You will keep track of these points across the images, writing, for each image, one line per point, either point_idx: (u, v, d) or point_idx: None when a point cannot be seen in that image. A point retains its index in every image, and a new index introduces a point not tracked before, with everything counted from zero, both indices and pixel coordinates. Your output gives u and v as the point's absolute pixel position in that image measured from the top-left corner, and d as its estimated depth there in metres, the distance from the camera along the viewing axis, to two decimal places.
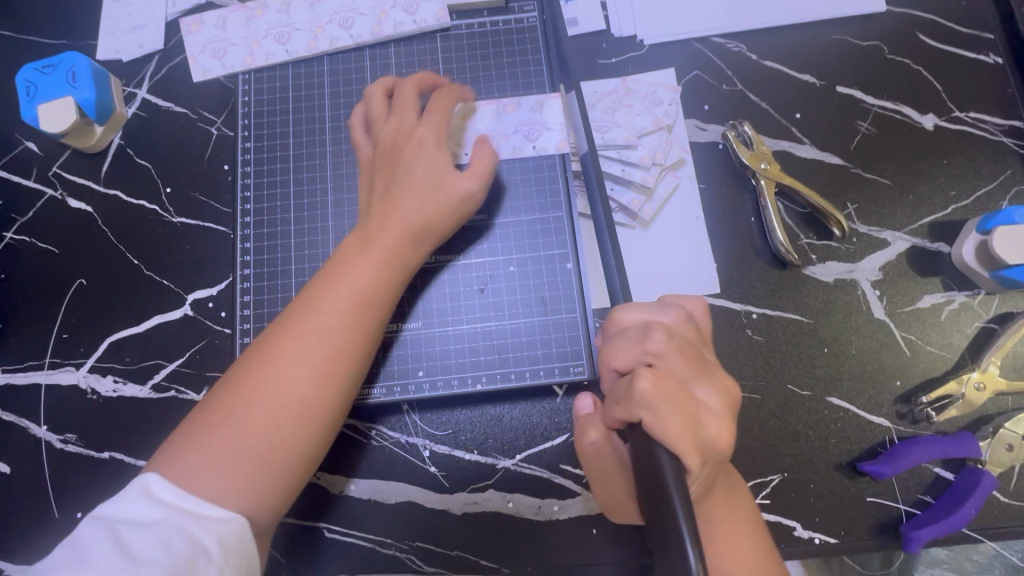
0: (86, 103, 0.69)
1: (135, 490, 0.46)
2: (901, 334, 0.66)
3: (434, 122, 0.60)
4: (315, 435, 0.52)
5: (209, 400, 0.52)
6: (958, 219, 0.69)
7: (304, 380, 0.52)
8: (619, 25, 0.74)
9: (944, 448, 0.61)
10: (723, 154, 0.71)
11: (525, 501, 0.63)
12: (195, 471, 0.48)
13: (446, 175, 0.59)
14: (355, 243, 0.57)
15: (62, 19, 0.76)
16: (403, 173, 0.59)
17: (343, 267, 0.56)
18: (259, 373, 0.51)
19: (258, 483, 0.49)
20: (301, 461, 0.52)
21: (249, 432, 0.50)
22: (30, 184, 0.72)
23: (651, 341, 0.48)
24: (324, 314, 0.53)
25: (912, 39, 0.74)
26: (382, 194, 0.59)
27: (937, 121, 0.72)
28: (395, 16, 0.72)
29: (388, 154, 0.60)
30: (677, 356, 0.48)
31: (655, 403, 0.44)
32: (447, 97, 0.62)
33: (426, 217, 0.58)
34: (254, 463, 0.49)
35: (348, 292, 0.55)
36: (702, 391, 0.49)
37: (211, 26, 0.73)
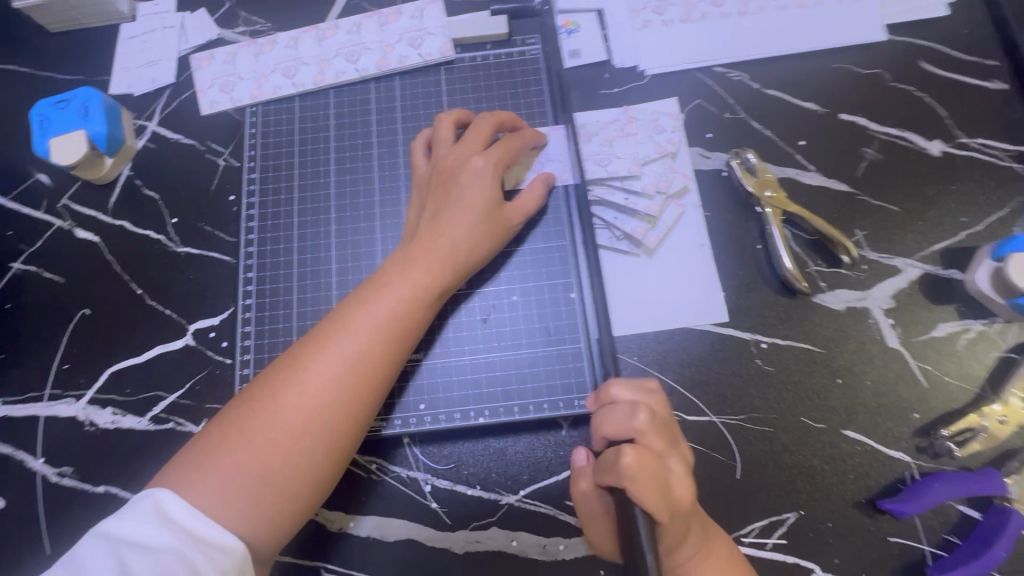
0: (97, 136, 0.70)
1: (147, 510, 0.45)
2: (917, 364, 0.64)
3: (497, 155, 0.61)
4: (334, 463, 0.51)
5: (233, 411, 0.51)
6: (970, 246, 0.68)
7: (329, 402, 0.51)
8: (621, 56, 0.75)
9: (967, 486, 0.58)
10: (727, 182, 0.70)
11: (529, 539, 0.60)
12: (212, 488, 0.47)
13: (500, 212, 0.61)
14: (397, 263, 0.57)
15: (78, 56, 0.78)
16: (454, 198, 0.59)
17: (381, 288, 0.56)
18: (287, 391, 0.51)
19: (272, 508, 0.48)
20: (316, 488, 0.51)
21: (269, 447, 0.49)
22: (39, 215, 0.73)
23: (635, 418, 0.49)
24: (358, 336, 0.53)
25: (914, 67, 0.74)
26: (431, 217, 0.59)
27: (944, 148, 0.71)
28: (400, 50, 0.73)
29: (442, 177, 0.60)
30: (658, 432, 0.49)
31: (641, 479, 0.45)
32: (521, 141, 0.64)
33: (470, 246, 0.59)
34: (270, 481, 0.48)
35: (383, 313, 0.54)
36: (673, 460, 0.49)
37: (220, 61, 0.75)
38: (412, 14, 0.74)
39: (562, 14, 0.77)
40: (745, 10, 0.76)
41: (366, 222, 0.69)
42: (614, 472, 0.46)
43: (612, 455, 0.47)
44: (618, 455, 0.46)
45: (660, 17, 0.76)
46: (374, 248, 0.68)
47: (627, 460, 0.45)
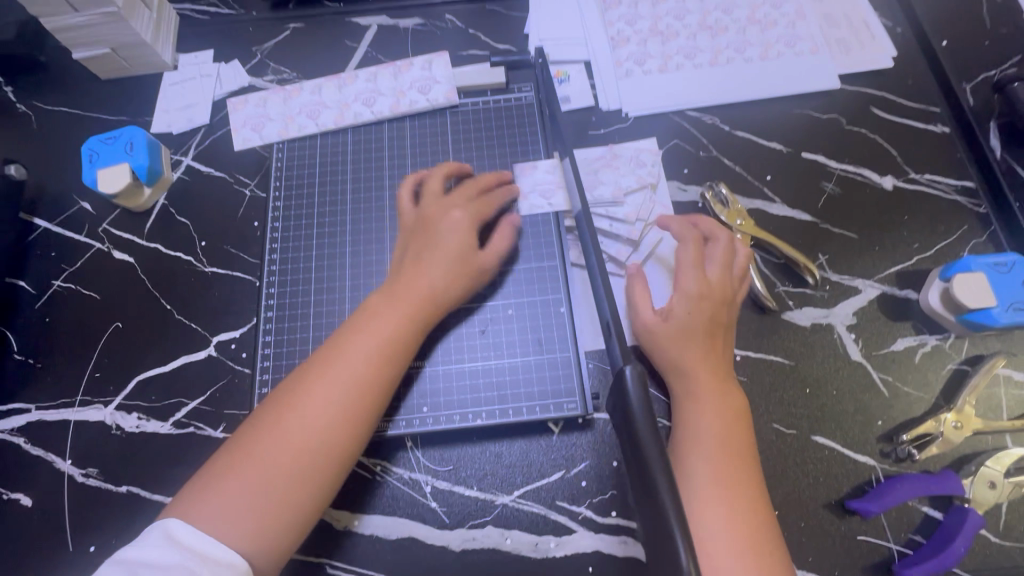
0: (139, 168, 0.79)
1: (156, 538, 0.50)
2: (879, 375, 0.69)
3: (473, 210, 0.69)
4: (333, 479, 0.57)
5: (242, 435, 0.57)
6: (923, 269, 0.75)
7: (328, 424, 0.56)
8: (606, 101, 0.85)
9: (928, 486, 0.62)
10: (701, 212, 0.78)
11: (522, 538, 0.64)
12: (222, 505, 0.52)
13: (473, 257, 0.67)
14: (386, 298, 0.64)
15: (125, 101, 0.88)
16: (433, 243, 0.66)
17: (374, 320, 0.62)
18: (290, 415, 0.56)
19: (277, 523, 0.53)
20: (318, 502, 0.56)
21: (269, 469, 0.54)
22: (80, 238, 0.80)
23: (712, 248, 0.69)
24: (352, 362, 0.59)
25: (866, 112, 0.84)
26: (412, 259, 0.66)
27: (895, 182, 0.80)
28: (410, 96, 0.83)
29: (425, 224, 0.68)
30: (722, 248, 0.68)
31: (700, 280, 0.66)
32: (494, 198, 0.72)
33: (446, 285, 0.65)
34: (271, 499, 0.53)
35: (370, 342, 0.60)
36: (721, 274, 0.67)
37: (253, 105, 0.84)
38: (423, 65, 0.84)
39: (554, 65, 0.87)
40: (715, 62, 0.87)
41: (378, 245, 0.77)
42: (699, 289, 0.66)
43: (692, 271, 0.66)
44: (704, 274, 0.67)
45: (640, 68, 0.86)
46: (384, 269, 0.76)
47: (710, 273, 0.67)
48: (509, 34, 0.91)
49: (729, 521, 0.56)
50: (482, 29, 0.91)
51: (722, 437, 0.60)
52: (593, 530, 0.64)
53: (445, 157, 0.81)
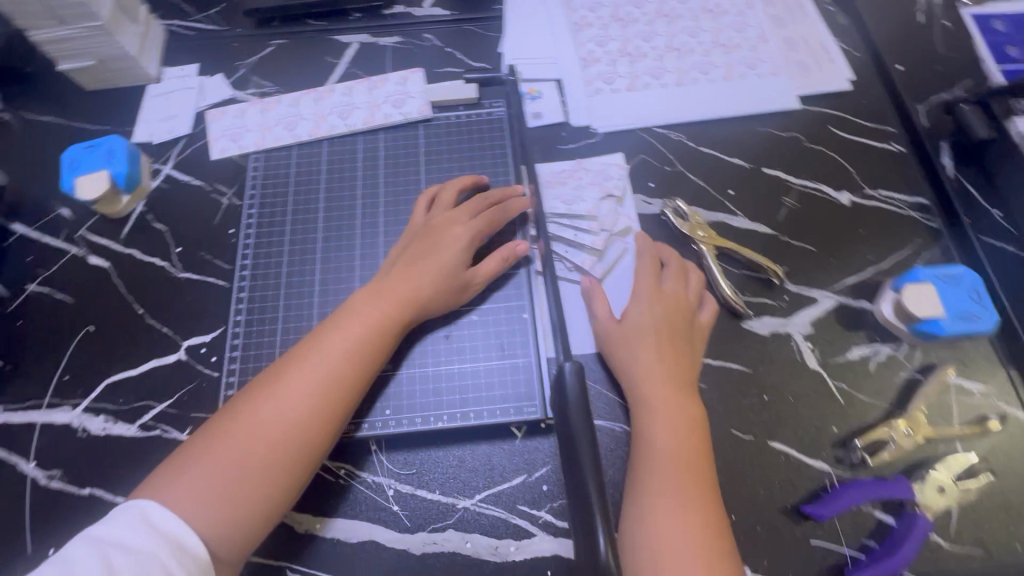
0: (118, 175, 0.81)
1: (132, 517, 0.51)
2: (834, 383, 0.71)
3: (478, 226, 0.72)
4: (304, 470, 0.57)
5: (216, 423, 0.58)
6: (877, 280, 0.77)
7: (303, 415, 0.57)
8: (576, 117, 0.88)
9: (877, 490, 0.64)
10: (664, 224, 0.81)
11: (482, 542, 0.65)
12: (191, 492, 0.53)
13: (463, 274, 0.70)
14: (369, 295, 0.66)
15: (108, 111, 0.91)
16: (433, 251, 0.69)
17: (354, 316, 0.64)
18: (266, 404, 0.57)
19: (244, 512, 0.54)
20: (288, 493, 0.57)
21: (246, 454, 0.55)
22: (57, 243, 0.82)
23: (670, 265, 0.75)
24: (332, 356, 0.60)
25: (824, 131, 0.87)
26: (407, 264, 0.69)
27: (852, 197, 0.83)
28: (385, 109, 0.86)
29: (428, 233, 0.71)
30: (677, 264, 0.75)
31: (655, 287, 0.72)
32: (503, 214, 0.74)
33: (436, 291, 0.68)
34: (245, 488, 0.54)
35: (351, 337, 0.62)
36: (676, 284, 0.73)
37: (231, 116, 0.87)
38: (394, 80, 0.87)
39: (526, 82, 0.90)
40: (680, 81, 0.90)
41: (349, 253, 0.79)
42: (654, 294, 0.71)
43: (646, 281, 0.73)
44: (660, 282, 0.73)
45: (609, 86, 0.90)
46: (355, 276, 0.77)
47: (666, 283, 0.73)
48: (484, 53, 0.94)
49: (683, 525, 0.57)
50: (459, 48, 0.95)
51: (675, 446, 0.62)
52: (552, 534, 0.64)
53: (418, 168, 0.84)
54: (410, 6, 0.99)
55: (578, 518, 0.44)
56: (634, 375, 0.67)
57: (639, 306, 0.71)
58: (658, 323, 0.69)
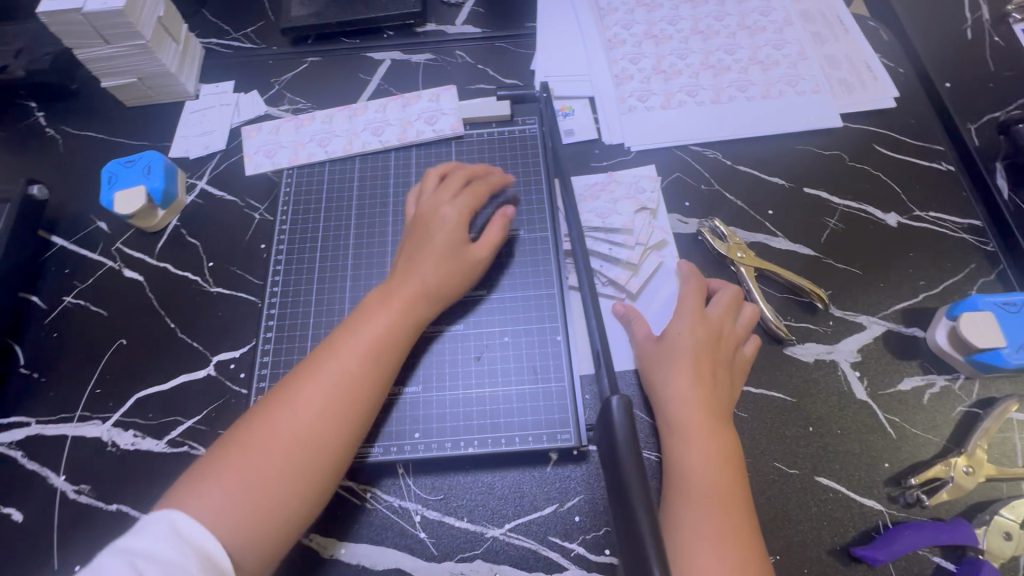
0: (154, 191, 0.82)
1: (157, 527, 0.48)
2: (885, 415, 0.67)
3: (464, 203, 0.70)
4: (324, 478, 0.56)
5: (232, 433, 0.57)
6: (929, 307, 0.73)
7: (319, 420, 0.57)
8: (609, 135, 0.86)
9: (938, 534, 0.60)
10: (701, 245, 0.78)
11: (512, 574, 0.62)
12: (207, 504, 0.52)
13: (464, 251, 0.69)
14: (380, 296, 0.65)
15: (147, 127, 0.93)
16: (426, 242, 0.68)
17: (368, 317, 0.63)
18: (281, 411, 0.57)
19: (263, 524, 0.52)
20: (308, 502, 0.55)
21: (267, 464, 0.54)
22: (94, 256, 0.83)
23: (718, 294, 0.70)
24: (345, 358, 0.60)
25: (869, 150, 0.84)
26: (407, 258, 0.68)
27: (900, 219, 0.79)
28: (417, 127, 0.86)
29: (420, 223, 0.70)
30: (727, 292, 0.70)
31: (700, 312, 0.68)
32: (488, 186, 0.74)
33: (440, 282, 0.66)
34: (266, 499, 0.53)
35: (363, 340, 0.61)
36: (723, 311, 0.68)
37: (266, 132, 0.88)
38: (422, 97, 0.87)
39: (559, 100, 0.90)
40: (717, 99, 0.88)
41: (379, 270, 0.78)
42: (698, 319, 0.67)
43: (691, 305, 0.69)
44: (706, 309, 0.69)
45: (643, 103, 0.88)
46: None
47: (714, 310, 0.68)
48: (516, 70, 0.94)
49: (729, 562, 0.53)
50: (491, 65, 0.94)
51: (713, 479, 0.58)
52: (586, 569, 0.62)
53: None
54: (443, 24, 0.99)
55: (627, 554, 0.41)
56: (668, 401, 0.63)
57: (679, 330, 0.67)
58: (700, 350, 0.65)
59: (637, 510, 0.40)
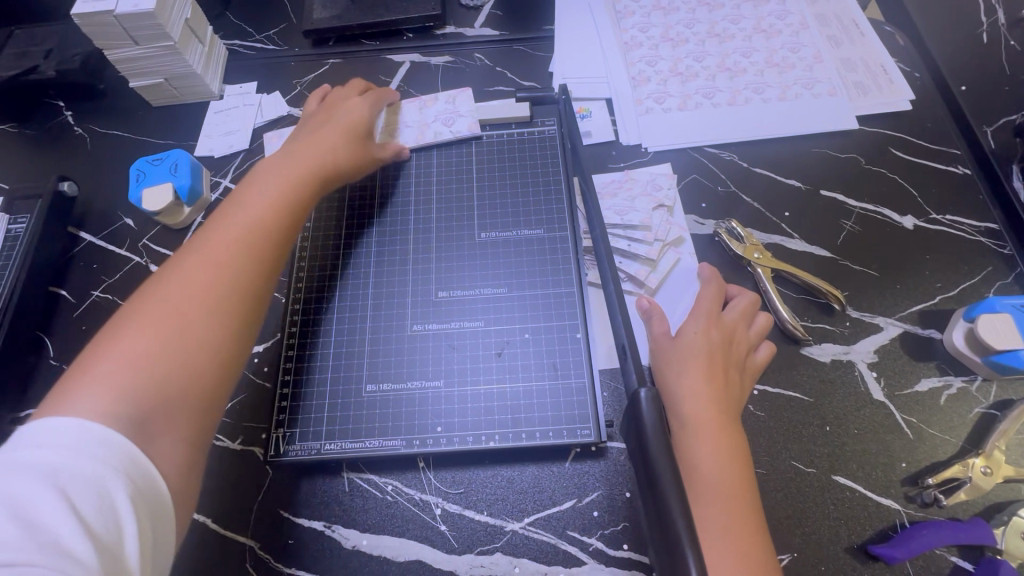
0: (181, 189, 0.83)
1: (49, 446, 0.43)
2: (902, 416, 0.68)
3: (370, 99, 0.84)
4: (221, 336, 0.56)
5: (127, 303, 0.56)
6: (947, 309, 0.74)
7: (215, 280, 0.58)
8: (626, 136, 0.87)
9: (956, 534, 0.60)
10: (717, 246, 0.79)
11: (531, 567, 0.63)
12: (107, 364, 0.51)
13: (365, 142, 0.79)
14: (252, 181, 0.69)
15: (174, 127, 0.95)
16: (331, 122, 0.79)
17: (243, 197, 0.67)
18: (178, 274, 0.58)
19: (158, 378, 0.52)
20: (204, 357, 0.55)
21: (180, 301, 0.56)
22: (122, 252, 0.85)
23: (737, 299, 0.70)
24: (234, 226, 0.62)
25: (886, 153, 0.85)
26: (303, 138, 0.77)
27: (917, 222, 0.79)
28: (437, 128, 0.87)
29: (321, 115, 0.80)
30: (746, 298, 0.70)
31: (718, 315, 0.68)
32: (383, 97, 0.86)
33: (336, 154, 0.75)
34: (181, 329, 0.54)
35: (252, 212, 0.64)
36: (738, 313, 0.69)
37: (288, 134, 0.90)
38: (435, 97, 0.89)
39: (576, 101, 0.91)
40: (733, 101, 0.89)
41: (400, 265, 0.78)
42: (717, 321, 0.67)
43: (709, 306, 0.68)
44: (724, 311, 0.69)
45: (660, 105, 0.89)
46: (406, 288, 0.76)
47: (731, 314, 0.68)
48: (534, 72, 0.95)
49: (734, 556, 0.53)
50: (509, 67, 0.96)
51: (724, 478, 0.57)
52: (604, 563, 0.62)
53: (469, 184, 0.84)
54: (461, 27, 1.01)
55: (662, 548, 0.43)
56: (679, 396, 0.62)
57: (697, 327, 0.66)
58: (715, 349, 0.64)
59: (669, 497, 0.42)
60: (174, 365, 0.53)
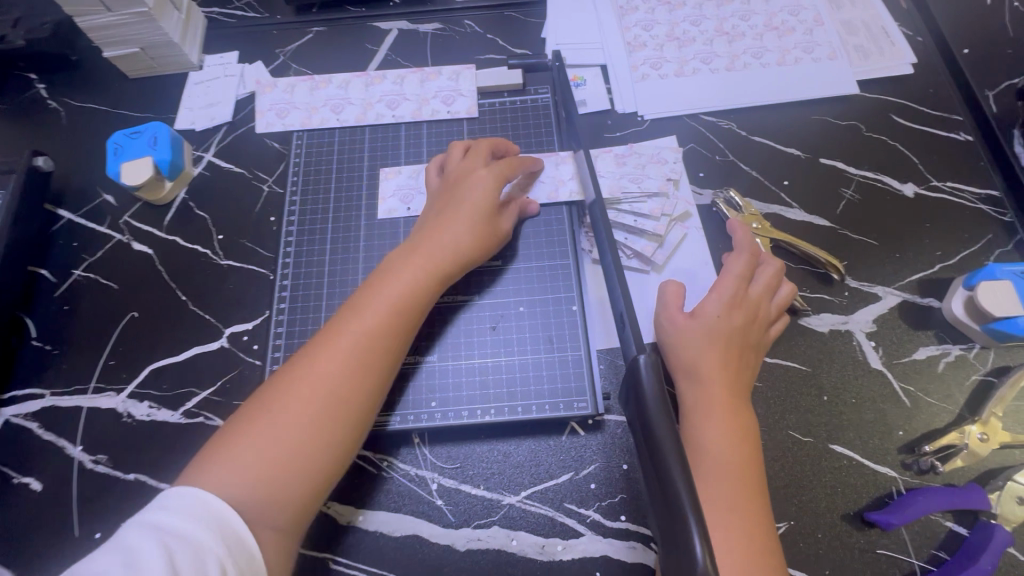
0: (162, 163, 0.80)
1: (185, 505, 0.49)
2: (900, 384, 0.67)
3: (500, 169, 0.69)
4: (337, 439, 0.56)
5: (256, 398, 0.57)
6: (945, 277, 0.73)
7: (337, 386, 0.57)
8: (622, 104, 0.85)
9: (952, 500, 0.60)
10: (715, 216, 0.78)
11: (529, 539, 0.63)
12: (231, 468, 0.52)
13: (494, 221, 0.69)
14: (401, 260, 0.65)
15: (152, 99, 0.91)
16: (457, 203, 0.67)
17: (382, 282, 0.63)
18: (301, 373, 0.57)
19: (280, 486, 0.53)
20: (321, 463, 0.55)
21: (303, 410, 0.56)
22: (102, 229, 0.82)
23: (764, 271, 0.66)
24: (364, 323, 0.60)
25: (887, 119, 0.83)
26: (433, 221, 0.67)
27: (917, 189, 0.78)
28: (434, 105, 0.84)
29: (450, 187, 0.70)
30: (772, 271, 0.66)
31: (744, 290, 0.64)
32: (521, 163, 0.72)
33: (469, 245, 0.66)
34: (285, 475, 0.53)
35: (379, 306, 0.61)
36: (764, 287, 0.65)
37: (280, 90, 0.87)
38: (524, 177, 0.75)
39: (570, 69, 0.88)
40: (731, 67, 0.87)
41: (390, 242, 0.77)
42: (743, 299, 0.63)
43: (735, 283, 0.64)
44: (750, 285, 0.65)
45: (656, 71, 0.87)
46: None
47: (756, 287, 0.65)
48: (526, 39, 0.92)
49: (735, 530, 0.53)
50: (500, 34, 0.92)
51: (728, 456, 0.56)
52: (602, 534, 0.62)
53: None
54: None
55: (665, 507, 0.42)
56: (687, 375, 0.60)
57: (718, 306, 0.62)
58: (735, 329, 0.61)
59: (669, 463, 0.41)
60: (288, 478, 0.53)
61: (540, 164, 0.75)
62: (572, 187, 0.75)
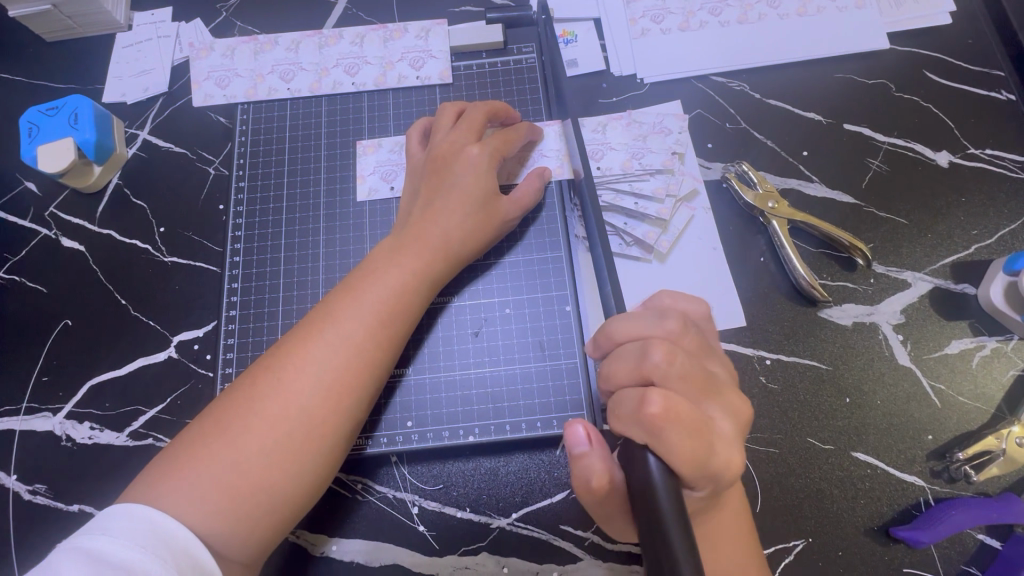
0: (85, 144, 0.69)
1: (125, 525, 0.40)
2: (930, 383, 0.61)
3: (493, 145, 0.59)
4: (317, 459, 0.48)
5: (213, 410, 0.48)
6: (982, 259, 0.65)
7: (316, 398, 0.48)
8: (619, 64, 0.74)
9: (988, 513, 0.54)
10: (725, 194, 0.68)
11: (521, 566, 0.57)
12: (181, 496, 0.43)
13: (494, 203, 0.59)
14: (387, 251, 0.56)
15: (73, 66, 0.78)
16: (448, 187, 0.58)
17: (368, 275, 0.54)
18: (272, 381, 0.48)
19: (247, 516, 0.45)
20: (294, 487, 0.47)
21: (273, 426, 0.47)
22: (24, 224, 0.71)
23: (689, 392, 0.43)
24: (347, 324, 0.51)
25: (919, 77, 0.73)
26: (423, 207, 0.58)
27: (952, 158, 0.69)
28: (400, 69, 0.73)
29: (436, 164, 0.59)
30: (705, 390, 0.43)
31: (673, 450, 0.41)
32: (516, 134, 0.62)
33: (463, 237, 0.58)
34: (252, 504, 0.45)
35: (366, 304, 0.52)
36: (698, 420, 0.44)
37: (219, 54, 0.74)
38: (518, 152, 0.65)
39: (559, 24, 0.76)
40: (744, 18, 0.75)
41: (356, 234, 0.68)
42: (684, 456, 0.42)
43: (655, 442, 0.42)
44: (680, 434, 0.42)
45: (657, 25, 0.75)
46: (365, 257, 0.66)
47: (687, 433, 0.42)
48: None
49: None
50: None
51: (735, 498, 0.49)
52: (601, 559, 0.56)
53: None
54: None
55: None
56: None
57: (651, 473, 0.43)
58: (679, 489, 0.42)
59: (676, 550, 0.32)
60: (255, 511, 0.45)
61: (538, 131, 0.65)
62: (562, 162, 0.65)
